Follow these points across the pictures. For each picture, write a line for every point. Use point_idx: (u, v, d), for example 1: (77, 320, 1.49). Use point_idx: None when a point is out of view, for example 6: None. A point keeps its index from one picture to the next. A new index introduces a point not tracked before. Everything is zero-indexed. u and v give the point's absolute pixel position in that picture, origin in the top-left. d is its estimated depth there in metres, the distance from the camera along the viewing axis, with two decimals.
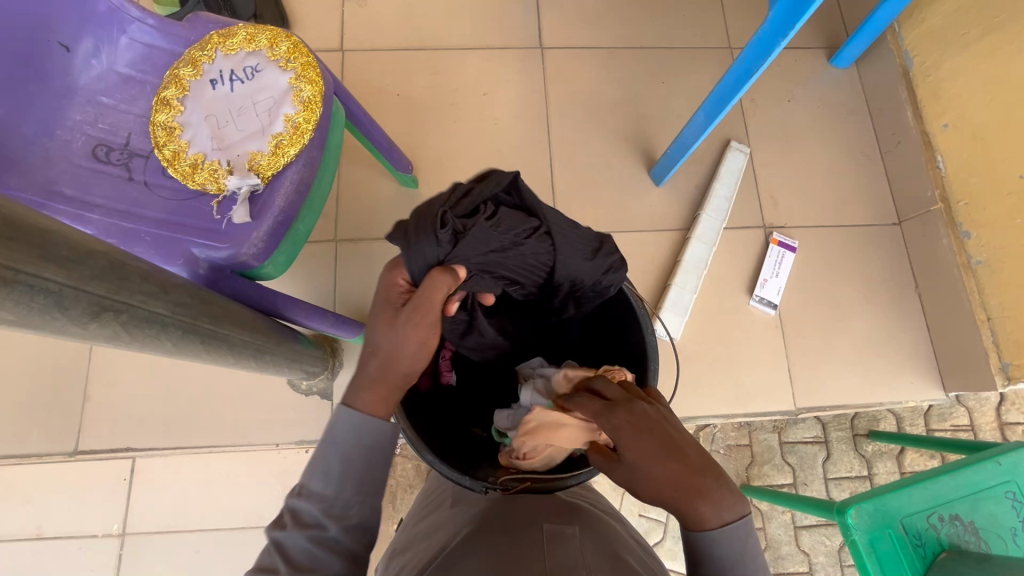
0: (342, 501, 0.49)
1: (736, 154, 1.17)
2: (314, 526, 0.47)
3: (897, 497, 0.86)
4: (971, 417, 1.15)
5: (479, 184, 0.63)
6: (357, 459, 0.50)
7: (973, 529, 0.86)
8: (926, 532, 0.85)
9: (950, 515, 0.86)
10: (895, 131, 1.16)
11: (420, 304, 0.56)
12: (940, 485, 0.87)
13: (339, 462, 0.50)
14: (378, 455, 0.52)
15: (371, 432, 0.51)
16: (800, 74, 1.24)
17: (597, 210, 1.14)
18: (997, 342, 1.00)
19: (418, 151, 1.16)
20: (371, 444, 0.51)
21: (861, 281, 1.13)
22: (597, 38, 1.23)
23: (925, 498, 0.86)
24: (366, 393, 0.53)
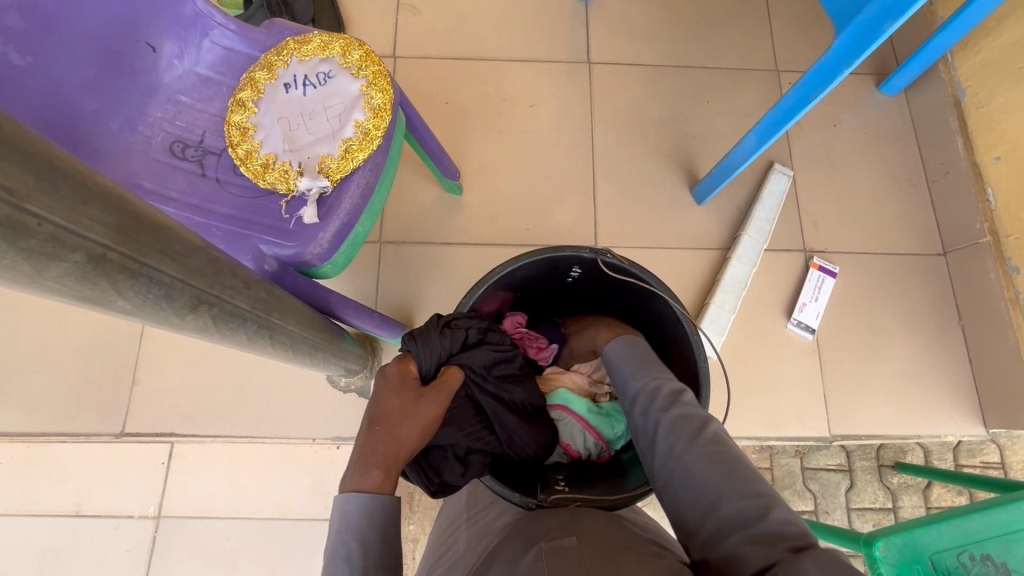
0: None
1: (779, 177, 1.17)
2: None
3: (927, 532, 0.85)
4: (1002, 455, 1.09)
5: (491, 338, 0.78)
6: (373, 537, 0.50)
7: (1005, 570, 0.84)
8: (956, 571, 0.83)
9: (981, 554, 0.84)
10: (944, 160, 1.15)
11: (439, 388, 0.64)
12: (971, 523, 0.85)
13: (359, 545, 0.50)
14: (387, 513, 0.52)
15: (378, 506, 0.52)
16: (848, 99, 1.23)
17: (638, 226, 1.15)
18: None
19: (463, 158, 1.18)
20: (379, 516, 0.51)
21: (901, 310, 1.12)
22: (646, 55, 1.25)
23: (955, 535, 0.85)
24: (374, 471, 0.53)
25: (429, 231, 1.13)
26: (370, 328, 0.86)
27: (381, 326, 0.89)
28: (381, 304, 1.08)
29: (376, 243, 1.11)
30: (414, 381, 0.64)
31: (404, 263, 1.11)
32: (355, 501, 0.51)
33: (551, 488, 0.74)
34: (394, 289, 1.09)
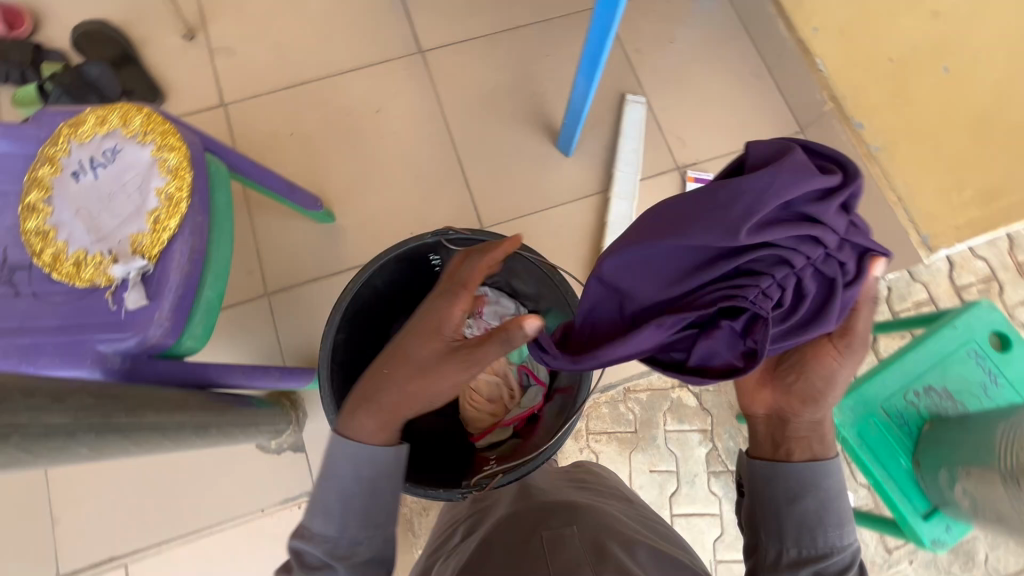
0: (347, 539, 0.52)
1: (634, 106, 1.19)
2: (322, 565, 0.51)
3: (872, 384, 0.90)
4: (928, 290, 1.15)
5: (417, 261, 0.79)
6: (356, 493, 0.53)
7: (948, 394, 0.88)
8: (906, 411, 0.89)
9: (923, 388, 0.89)
10: (774, 45, 1.20)
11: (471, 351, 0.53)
12: (907, 363, 0.89)
13: (338, 501, 0.53)
14: (383, 483, 0.54)
15: (371, 464, 0.54)
16: (676, 13, 1.26)
17: (519, 196, 1.15)
18: (912, 217, 1.05)
19: (327, 184, 1.14)
20: (371, 475, 0.54)
21: None
22: (473, 28, 1.23)
23: (897, 378, 0.90)
24: (367, 420, 0.54)
25: (315, 267, 1.09)
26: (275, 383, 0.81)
27: (286, 377, 0.83)
28: (289, 356, 1.05)
29: (264, 297, 1.07)
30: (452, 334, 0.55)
31: (300, 308, 1.07)
32: (383, 470, 0.54)
33: (479, 467, 0.77)
34: (297, 336, 1.05)
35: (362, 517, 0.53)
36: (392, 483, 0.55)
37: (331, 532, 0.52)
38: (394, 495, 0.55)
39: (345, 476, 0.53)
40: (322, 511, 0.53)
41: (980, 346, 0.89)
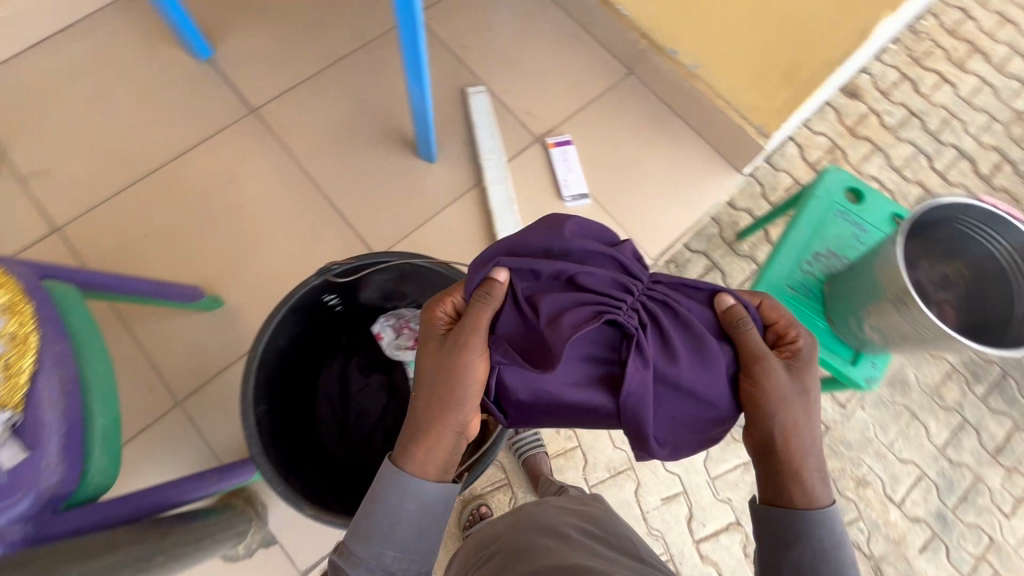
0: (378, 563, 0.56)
1: (477, 97, 1.23)
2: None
3: (771, 268, 0.99)
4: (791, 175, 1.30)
5: (311, 307, 0.76)
6: (398, 521, 0.56)
7: (832, 253, 0.99)
8: (806, 280, 0.98)
9: (813, 255, 0.99)
10: (579, 5, 1.29)
11: (460, 330, 0.58)
12: (792, 238, 0.99)
13: (384, 524, 0.57)
14: (429, 518, 0.58)
15: (419, 496, 0.57)
16: (484, 3, 1.33)
17: (401, 215, 1.15)
18: (744, 115, 1.15)
19: (201, 269, 1.08)
20: (417, 506, 0.57)
21: (634, 132, 1.25)
22: (298, 70, 1.22)
23: (790, 255, 0.99)
24: (417, 449, 0.58)
25: (218, 357, 1.03)
26: (214, 488, 0.75)
27: (226, 477, 0.77)
28: (224, 456, 0.98)
29: (176, 406, 1.00)
30: (442, 328, 0.61)
31: (218, 402, 1.00)
32: (428, 495, 0.57)
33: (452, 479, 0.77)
34: (225, 432, 0.99)
35: (402, 543, 0.56)
36: (440, 518, 0.58)
37: (368, 563, 0.56)
38: (444, 519, 0.58)
39: (388, 509, 0.56)
40: (361, 542, 0.56)
41: (843, 205, 1.01)
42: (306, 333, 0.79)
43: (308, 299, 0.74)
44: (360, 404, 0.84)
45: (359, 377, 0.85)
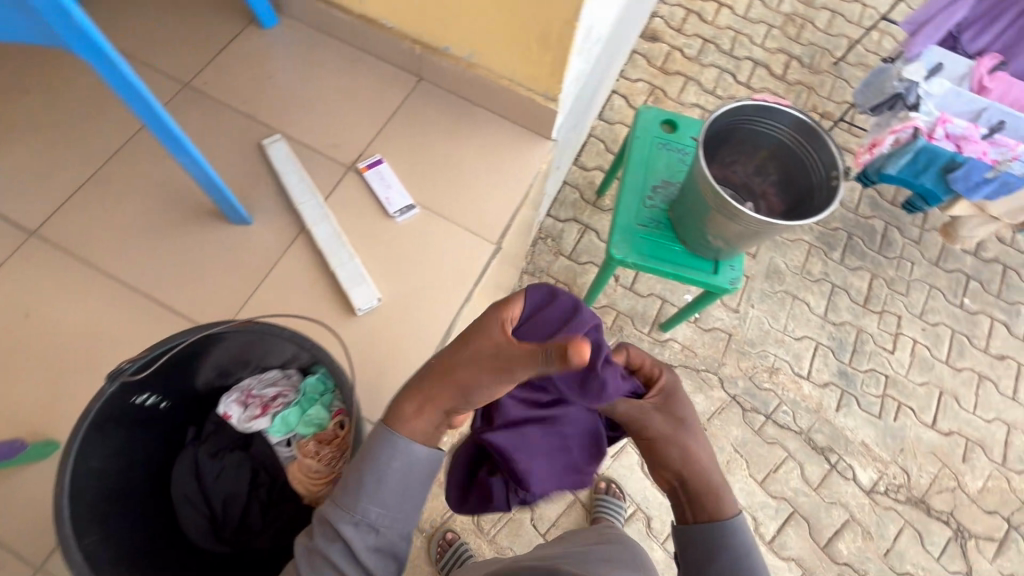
0: (370, 522, 0.66)
1: (275, 146, 1.21)
2: (344, 542, 0.65)
3: None
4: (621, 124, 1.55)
5: (120, 414, 0.71)
6: (390, 482, 0.67)
7: None
8: None
9: None
10: (349, 31, 1.31)
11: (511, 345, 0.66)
12: None
13: (377, 486, 0.67)
14: (417, 477, 0.69)
15: (412, 462, 0.68)
16: (258, 53, 1.31)
17: (233, 285, 1.10)
18: (529, 88, 1.21)
19: (23, 417, 0.97)
20: (409, 473, 0.68)
21: (442, 133, 1.28)
22: (73, 176, 1.13)
23: None
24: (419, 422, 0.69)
25: None
26: None
27: None
28: None
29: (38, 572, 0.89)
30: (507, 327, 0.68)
31: None
32: (417, 460, 0.69)
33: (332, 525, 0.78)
34: None
35: (391, 501, 0.67)
36: (422, 481, 0.70)
37: (351, 515, 0.66)
38: (427, 479, 0.70)
39: (379, 465, 0.67)
40: (355, 500, 0.66)
41: None
42: (128, 443, 0.74)
43: (110, 411, 0.68)
44: (221, 490, 0.84)
45: (210, 462, 0.84)
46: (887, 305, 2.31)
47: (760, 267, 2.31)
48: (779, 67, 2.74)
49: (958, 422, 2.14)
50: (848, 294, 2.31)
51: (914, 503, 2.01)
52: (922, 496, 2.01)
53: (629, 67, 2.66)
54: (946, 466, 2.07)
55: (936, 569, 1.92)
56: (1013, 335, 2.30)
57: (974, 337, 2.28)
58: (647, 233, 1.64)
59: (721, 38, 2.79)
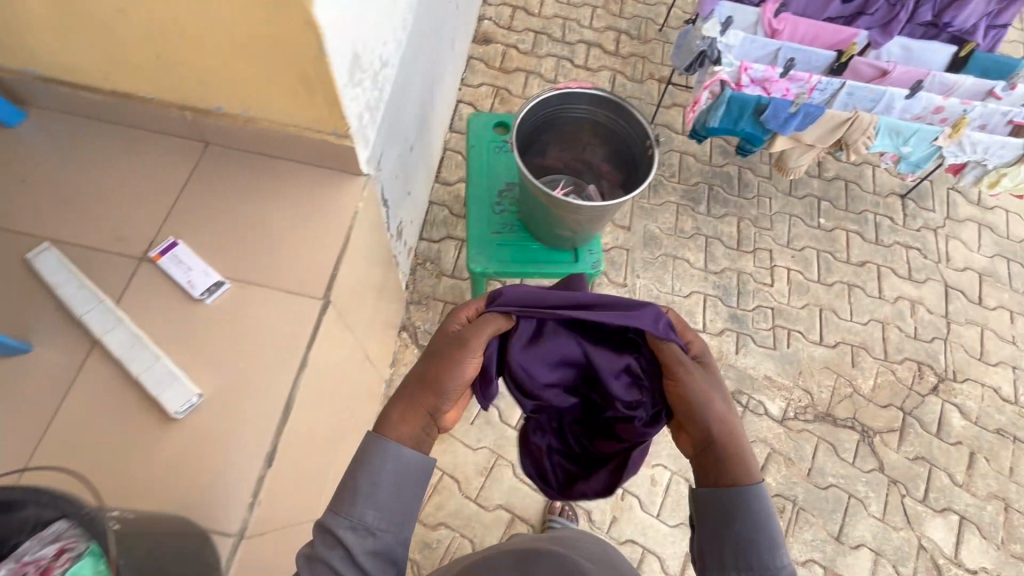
0: (365, 519, 0.85)
1: (42, 257, 1.06)
2: (345, 534, 0.83)
3: None
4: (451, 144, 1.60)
5: None
6: (381, 481, 0.87)
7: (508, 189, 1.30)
8: None
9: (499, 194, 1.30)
10: (111, 110, 1.19)
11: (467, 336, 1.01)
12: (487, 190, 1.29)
13: (370, 488, 0.86)
14: (401, 478, 0.89)
15: (397, 461, 0.89)
16: (8, 156, 1.16)
17: (19, 426, 0.95)
18: (317, 130, 1.15)
19: None
20: (394, 473, 0.88)
21: (241, 195, 1.19)
22: None
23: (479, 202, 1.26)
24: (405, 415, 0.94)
25: None
26: None
27: None
28: None
29: None
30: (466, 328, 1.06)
31: None
32: (400, 462, 0.89)
33: None
34: None
35: (382, 499, 0.87)
36: (407, 481, 0.89)
37: (349, 519, 0.84)
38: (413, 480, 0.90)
39: (376, 472, 0.87)
40: (356, 501, 0.85)
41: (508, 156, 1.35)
42: None
43: None
44: None
45: None
46: (757, 243, 2.45)
47: (637, 237, 2.38)
48: (611, 44, 2.84)
49: (841, 333, 2.30)
50: (722, 241, 2.42)
51: (819, 421, 2.12)
52: (827, 410, 2.15)
53: (469, 73, 2.66)
54: (840, 376, 2.21)
55: (853, 473, 2.05)
56: (867, 241, 2.52)
57: (836, 252, 2.47)
58: (502, 240, 1.61)
59: (551, 27, 2.85)
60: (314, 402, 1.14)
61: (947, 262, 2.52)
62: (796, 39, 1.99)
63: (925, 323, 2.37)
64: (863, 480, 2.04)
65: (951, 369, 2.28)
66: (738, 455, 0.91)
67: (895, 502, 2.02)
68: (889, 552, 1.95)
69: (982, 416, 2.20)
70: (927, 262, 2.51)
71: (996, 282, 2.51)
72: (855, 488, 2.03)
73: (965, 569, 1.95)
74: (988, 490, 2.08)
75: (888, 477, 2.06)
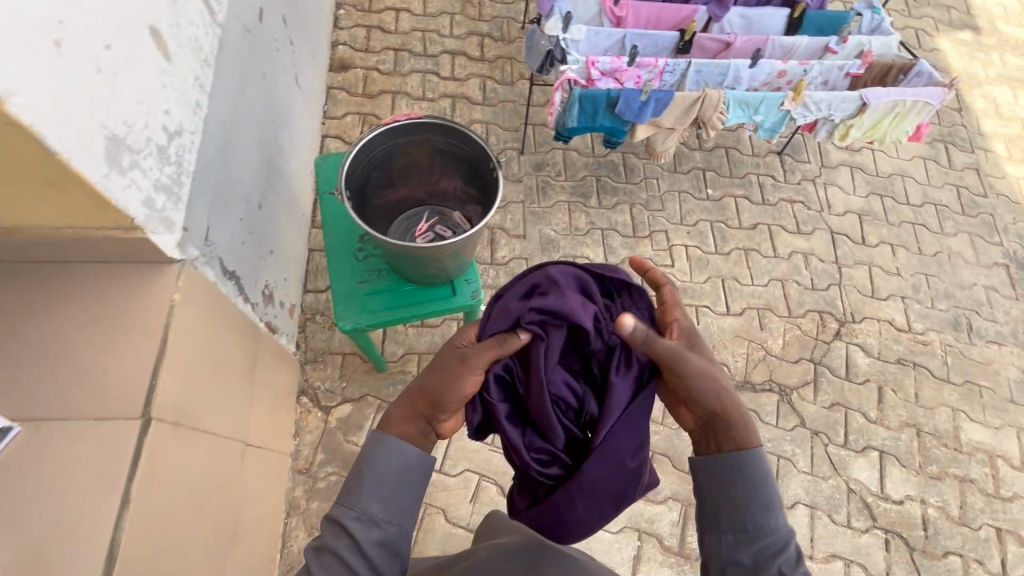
0: (368, 513, 1.01)
1: None
2: (357, 522, 1.00)
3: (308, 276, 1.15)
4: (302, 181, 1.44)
5: None
6: (393, 482, 1.05)
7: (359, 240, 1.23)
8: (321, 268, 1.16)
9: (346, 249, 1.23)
10: None
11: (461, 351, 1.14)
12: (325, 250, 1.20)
13: (381, 485, 1.03)
14: (408, 484, 1.06)
15: (407, 463, 1.07)
16: None
17: None
18: (98, 227, 0.99)
19: None
20: (404, 477, 1.06)
21: (24, 315, 1.01)
22: None
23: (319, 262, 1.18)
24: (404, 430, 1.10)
25: None
26: None
27: None
28: None
29: None
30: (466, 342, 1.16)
31: None
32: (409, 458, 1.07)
33: None
34: None
35: (387, 498, 1.03)
36: (412, 483, 1.06)
37: (353, 511, 1.01)
38: (411, 479, 1.07)
39: (381, 466, 1.04)
40: (366, 494, 1.02)
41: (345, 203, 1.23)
42: None
43: None
44: None
45: None
46: (653, 226, 2.45)
47: (534, 244, 2.33)
48: (475, 50, 2.77)
49: (746, 299, 2.34)
50: (618, 231, 2.41)
51: (738, 390, 2.16)
52: (744, 378, 2.18)
53: (332, 104, 2.51)
54: (751, 342, 2.26)
55: (777, 435, 2.10)
56: (755, 203, 2.59)
57: (728, 220, 2.52)
58: (371, 288, 1.50)
59: (411, 42, 2.75)
60: (158, 534, 0.99)
61: (829, 209, 2.63)
62: (641, 23, 1.98)
63: (819, 273, 2.46)
64: (788, 439, 2.09)
65: (849, 312, 2.38)
66: (734, 429, 1.06)
67: (820, 453, 2.09)
68: (823, 503, 2.01)
69: (883, 351, 2.32)
70: (812, 213, 2.60)
71: (874, 220, 2.64)
72: (782, 448, 2.08)
73: (892, 502, 2.04)
74: (899, 421, 2.19)
75: (810, 430, 2.12)
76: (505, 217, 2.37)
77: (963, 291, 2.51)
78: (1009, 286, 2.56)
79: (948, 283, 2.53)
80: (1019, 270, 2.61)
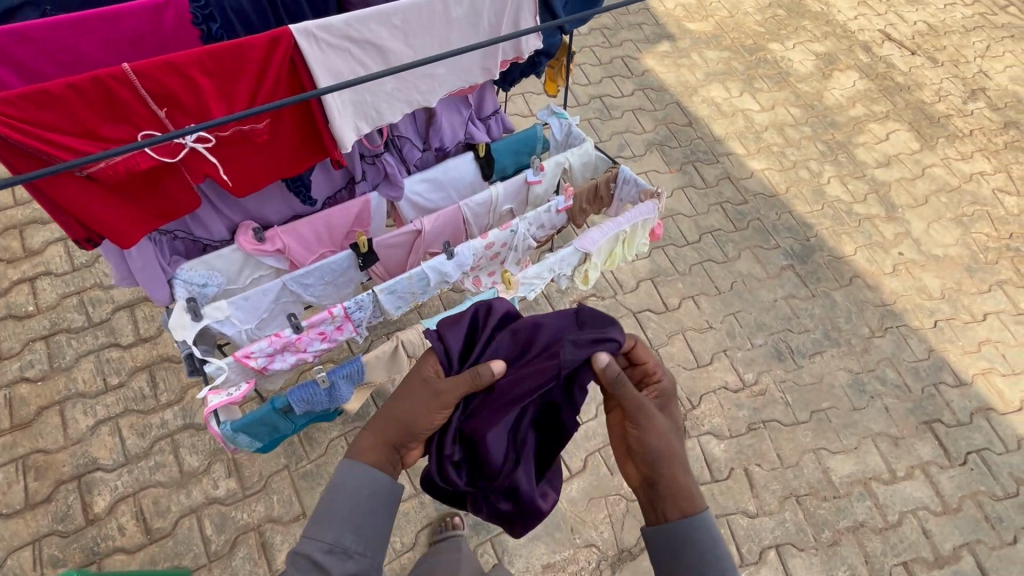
0: (335, 542, 0.87)
1: None
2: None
3: None
4: None
5: None
6: (361, 500, 0.91)
7: None
8: None
9: None
10: None
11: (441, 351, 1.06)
12: None
13: (342, 502, 0.90)
14: (378, 497, 0.93)
15: (368, 478, 0.93)
16: None
17: None
18: None
19: None
20: (371, 487, 0.92)
21: None
22: None
23: None
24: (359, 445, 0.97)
25: None
26: None
27: None
28: None
29: None
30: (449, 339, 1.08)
31: None
32: (366, 475, 0.93)
33: None
34: None
35: (357, 518, 0.90)
36: (377, 504, 0.92)
37: (319, 541, 0.86)
38: (377, 489, 0.93)
39: (348, 490, 0.91)
40: (333, 518, 0.88)
41: None
42: None
43: None
44: None
45: None
46: None
47: None
48: None
49: (584, 447, 2.02)
50: None
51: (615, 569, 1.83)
52: (619, 549, 1.86)
53: None
54: (608, 498, 1.94)
55: None
56: None
57: None
58: None
59: (65, 315, 2.07)
60: None
61: (622, 288, 2.44)
62: (309, 243, 1.55)
63: None
64: None
65: (685, 400, 2.19)
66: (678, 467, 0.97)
67: None
68: None
69: (732, 426, 2.15)
70: (607, 302, 2.39)
71: (667, 277, 2.51)
72: None
73: None
74: (778, 498, 2.02)
75: None
76: (272, 502, 1.82)
77: (770, 313, 2.47)
78: (802, 286, 2.57)
79: (755, 312, 2.46)
80: (802, 264, 2.65)
